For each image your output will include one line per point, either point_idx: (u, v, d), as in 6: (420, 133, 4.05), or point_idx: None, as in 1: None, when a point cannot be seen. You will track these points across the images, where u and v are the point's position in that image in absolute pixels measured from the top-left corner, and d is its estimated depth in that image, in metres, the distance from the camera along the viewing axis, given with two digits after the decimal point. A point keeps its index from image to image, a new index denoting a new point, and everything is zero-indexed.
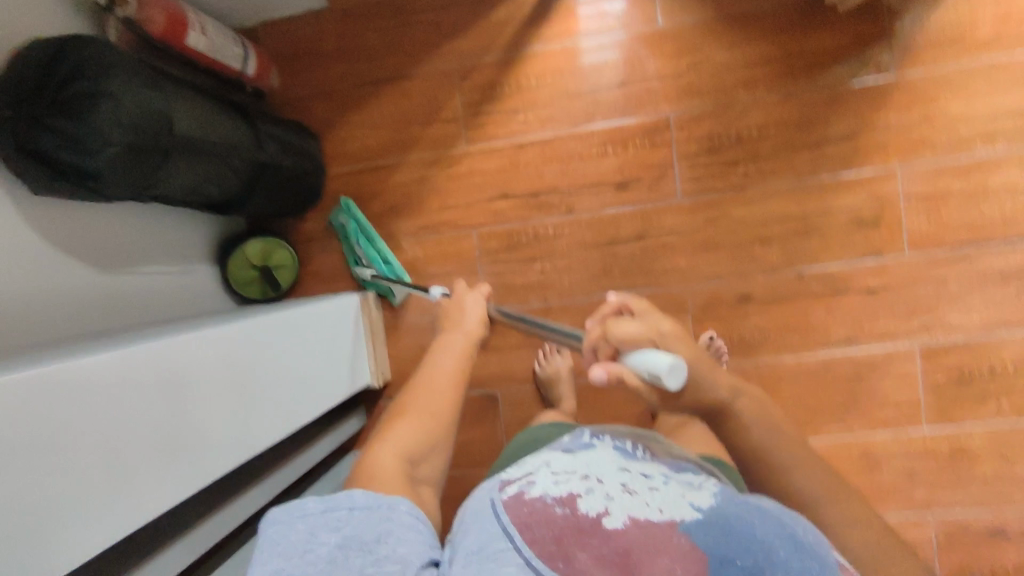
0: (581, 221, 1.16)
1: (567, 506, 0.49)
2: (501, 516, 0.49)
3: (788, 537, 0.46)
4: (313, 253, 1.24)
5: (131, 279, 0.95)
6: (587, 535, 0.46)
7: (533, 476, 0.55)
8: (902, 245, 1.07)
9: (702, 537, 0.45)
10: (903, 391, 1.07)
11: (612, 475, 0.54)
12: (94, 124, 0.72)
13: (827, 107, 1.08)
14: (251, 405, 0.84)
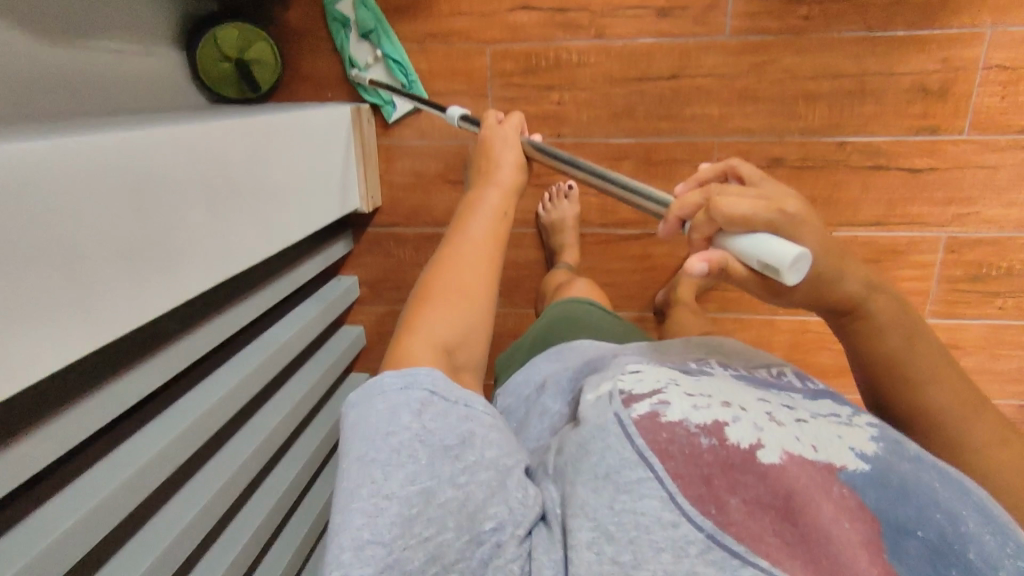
0: (611, 49, 1.00)
1: (715, 438, 0.47)
2: (637, 440, 0.47)
3: (969, 503, 0.45)
4: (299, 51, 1.08)
5: (84, 56, 0.82)
6: (737, 472, 0.45)
7: (665, 393, 0.52)
8: (963, 123, 0.96)
9: (872, 497, 0.44)
10: (917, 280, 1.03)
11: (750, 403, 0.52)
12: None
13: None
14: (232, 217, 0.77)
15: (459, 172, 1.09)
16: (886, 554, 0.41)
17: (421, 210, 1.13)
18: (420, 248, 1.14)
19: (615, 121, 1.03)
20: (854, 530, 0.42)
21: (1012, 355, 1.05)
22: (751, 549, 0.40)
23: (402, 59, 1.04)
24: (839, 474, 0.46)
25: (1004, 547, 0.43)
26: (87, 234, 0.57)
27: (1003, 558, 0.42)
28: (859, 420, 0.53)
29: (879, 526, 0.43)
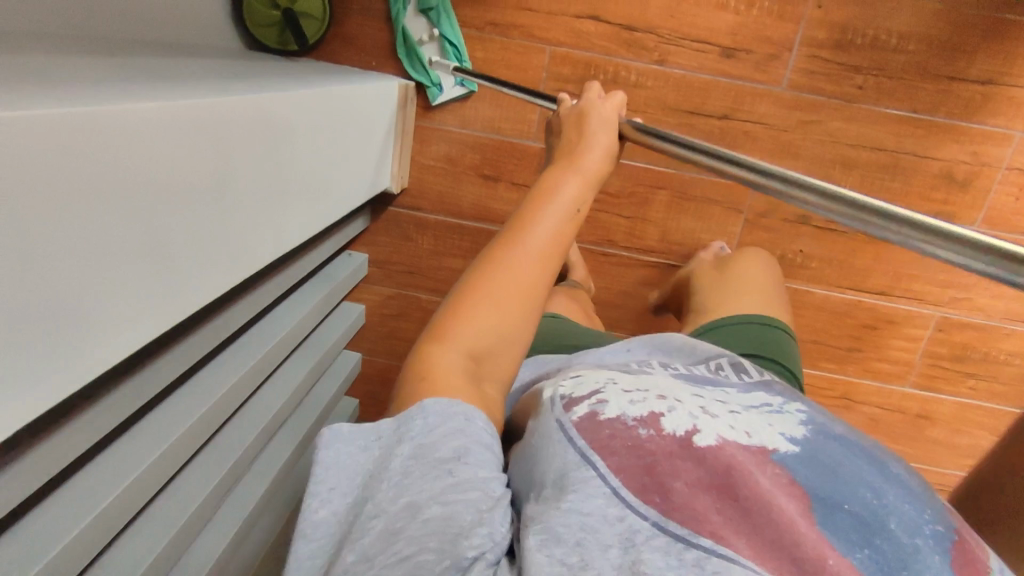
0: (670, 78, 1.00)
1: (653, 428, 0.44)
2: (578, 441, 0.43)
3: (890, 478, 0.42)
4: (348, 12, 1.02)
5: None
6: (676, 459, 0.41)
7: (603, 390, 0.48)
8: (978, 216, 1.02)
9: (803, 476, 0.41)
10: (904, 350, 1.11)
11: (686, 396, 0.49)
12: None
13: (981, 38, 0.93)
14: (286, 198, 0.70)
15: (495, 167, 1.07)
16: (817, 525, 0.38)
17: (447, 199, 1.10)
18: (439, 236, 1.12)
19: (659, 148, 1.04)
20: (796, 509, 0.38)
21: (974, 431, 1.14)
22: (693, 532, 0.36)
23: (458, 42, 1.00)
24: (771, 455, 0.43)
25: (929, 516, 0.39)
26: (163, 209, 0.50)
27: (926, 524, 0.39)
28: (792, 407, 0.51)
29: (808, 502, 0.39)
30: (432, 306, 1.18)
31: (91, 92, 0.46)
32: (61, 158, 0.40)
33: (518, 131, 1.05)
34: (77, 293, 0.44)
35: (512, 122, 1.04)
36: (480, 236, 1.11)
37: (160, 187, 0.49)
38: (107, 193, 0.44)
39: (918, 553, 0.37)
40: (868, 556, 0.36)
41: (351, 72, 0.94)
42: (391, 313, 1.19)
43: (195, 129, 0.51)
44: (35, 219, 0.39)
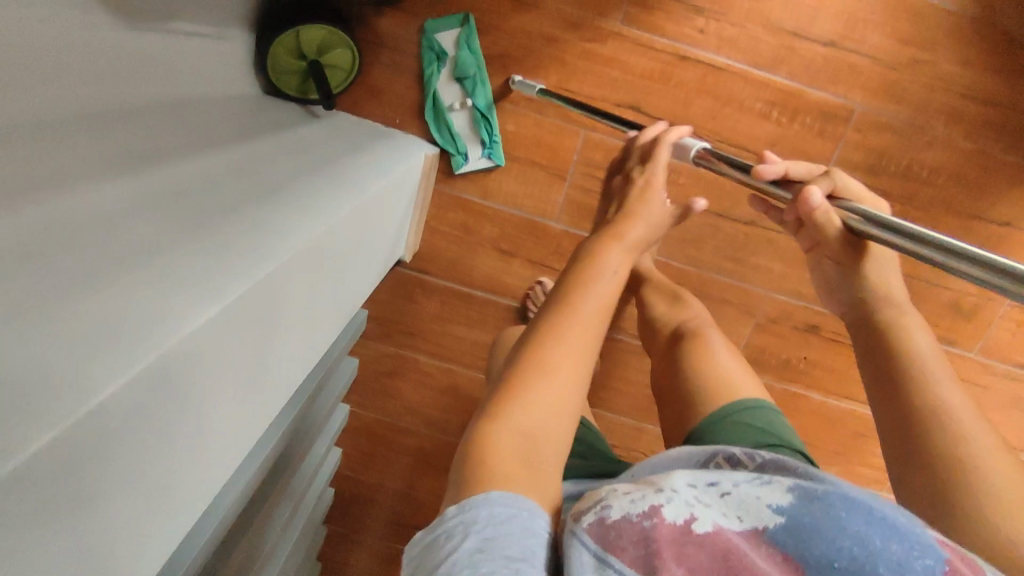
0: (703, 179, 0.98)
1: (656, 518, 0.41)
2: (589, 545, 0.40)
3: (882, 520, 0.39)
4: (375, 65, 0.94)
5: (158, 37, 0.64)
6: (678, 547, 0.39)
7: (608, 498, 0.45)
8: (976, 345, 1.05)
9: (791, 547, 0.39)
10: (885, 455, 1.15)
11: (681, 478, 0.46)
12: None
13: (1008, 182, 0.95)
14: (313, 316, 0.65)
15: (512, 242, 1.03)
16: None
17: (458, 266, 1.06)
18: (445, 302, 1.08)
19: (682, 244, 1.02)
20: None
21: None
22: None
23: (491, 116, 0.95)
24: (760, 536, 0.41)
25: (918, 550, 0.37)
26: (222, 387, 0.44)
27: (919, 559, 0.37)
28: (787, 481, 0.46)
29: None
30: (430, 367, 1.14)
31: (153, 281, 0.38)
32: (134, 411, 0.34)
33: (540, 210, 1.01)
34: (135, 520, 0.38)
35: (536, 200, 1.00)
36: (489, 307, 1.08)
37: (223, 369, 0.43)
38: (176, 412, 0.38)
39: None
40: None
41: (378, 142, 0.88)
42: (385, 370, 1.15)
43: (259, 300, 0.46)
44: (96, 489, 0.33)
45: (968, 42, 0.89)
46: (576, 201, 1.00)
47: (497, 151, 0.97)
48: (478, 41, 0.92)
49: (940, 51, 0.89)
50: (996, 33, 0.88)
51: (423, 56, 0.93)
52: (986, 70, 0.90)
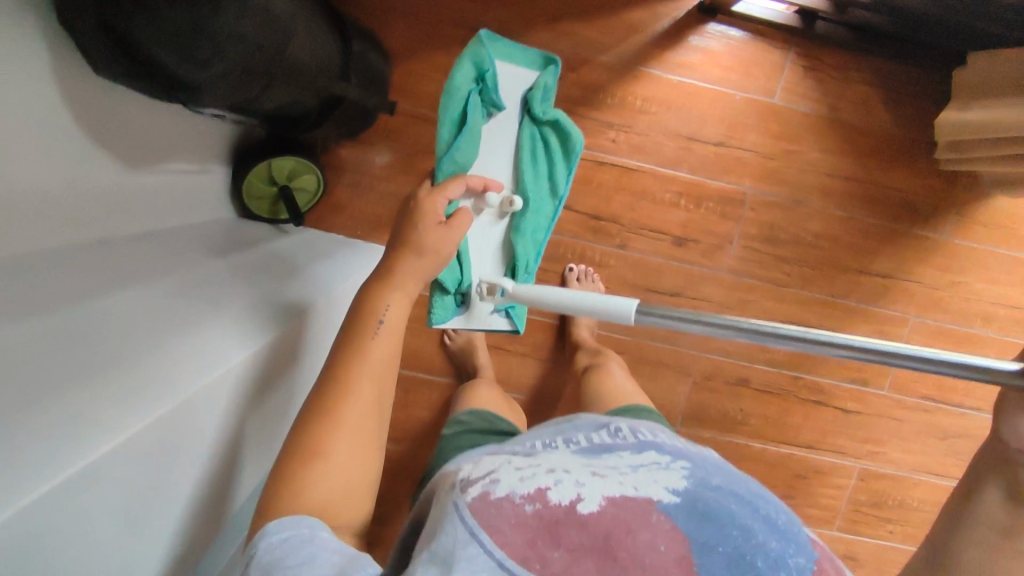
0: (629, 260, 1.13)
1: (539, 502, 0.52)
2: (468, 519, 0.49)
3: (759, 524, 0.54)
4: (338, 183, 1.09)
5: (149, 178, 0.77)
6: (562, 526, 0.50)
7: (495, 473, 0.56)
8: (886, 382, 1.20)
9: (682, 521, 0.52)
10: (831, 497, 1.25)
11: (576, 465, 0.57)
12: (214, 36, 0.54)
13: (879, 241, 1.13)
14: (230, 434, 0.61)
15: None
16: (696, 568, 0.49)
17: (419, 355, 1.16)
18: (410, 389, 1.17)
19: (616, 316, 1.16)
20: (670, 549, 0.50)
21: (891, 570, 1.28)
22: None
23: (529, 231, 0.84)
24: (655, 505, 0.53)
25: (789, 548, 0.53)
26: (164, 463, 0.50)
27: (790, 556, 0.52)
28: (675, 464, 0.59)
29: (688, 545, 0.50)
30: (397, 457, 1.18)
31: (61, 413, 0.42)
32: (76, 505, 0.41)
33: None
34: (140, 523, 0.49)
35: None
36: (448, 388, 1.17)
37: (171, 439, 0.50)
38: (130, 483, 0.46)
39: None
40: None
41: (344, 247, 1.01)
42: None
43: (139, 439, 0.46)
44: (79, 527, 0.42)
45: (829, 133, 1.09)
46: None
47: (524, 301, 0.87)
48: (573, 125, 0.84)
49: (809, 143, 1.09)
50: (852, 124, 1.09)
51: (462, 86, 0.75)
52: (843, 154, 1.10)
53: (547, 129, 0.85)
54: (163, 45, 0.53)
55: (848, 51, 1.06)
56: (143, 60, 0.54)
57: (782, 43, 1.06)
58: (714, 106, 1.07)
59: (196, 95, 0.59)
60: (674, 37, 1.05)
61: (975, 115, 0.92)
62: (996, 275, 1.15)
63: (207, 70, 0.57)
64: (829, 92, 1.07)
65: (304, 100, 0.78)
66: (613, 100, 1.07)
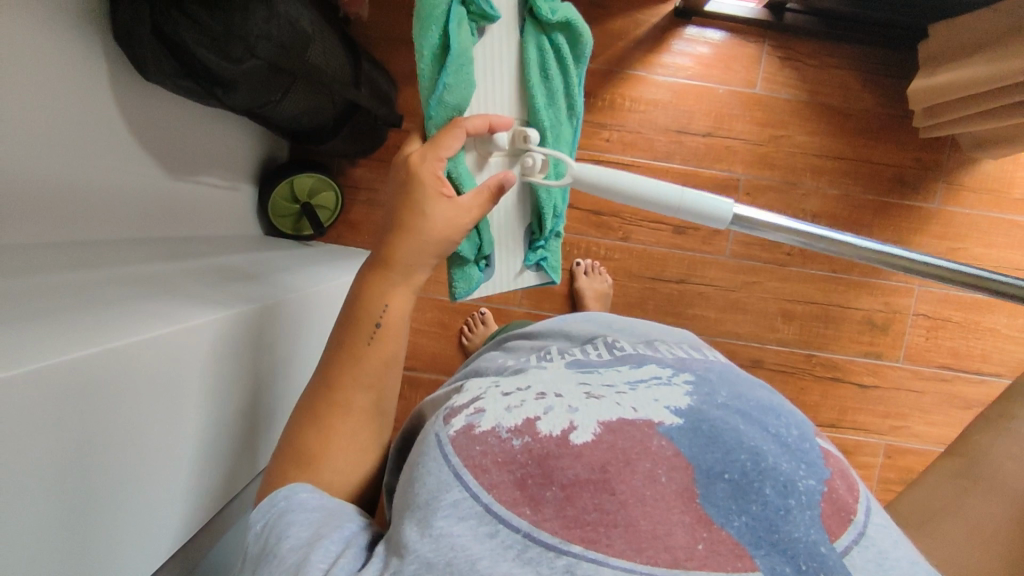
0: (633, 251, 1.19)
1: (528, 436, 0.38)
2: (452, 458, 0.38)
3: (775, 439, 0.40)
4: (355, 201, 1.17)
5: (190, 187, 0.86)
6: (554, 460, 0.37)
7: (480, 400, 0.43)
8: (900, 354, 1.21)
9: (687, 445, 0.38)
10: (862, 477, 1.24)
11: (568, 388, 0.45)
12: (245, 31, 0.65)
13: (873, 215, 1.17)
14: (229, 395, 0.62)
15: (485, 308, 1.19)
16: (699, 502, 0.35)
17: (439, 359, 1.20)
18: (432, 392, 1.20)
19: (626, 308, 1.20)
20: (671, 480, 0.36)
21: None
22: (565, 538, 0.34)
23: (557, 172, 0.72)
24: (656, 429, 0.39)
25: (803, 469, 0.38)
26: (170, 399, 0.51)
27: (801, 480, 0.37)
28: (682, 378, 0.46)
29: (692, 474, 0.36)
30: None
31: (94, 322, 0.46)
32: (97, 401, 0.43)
33: (504, 298, 1.19)
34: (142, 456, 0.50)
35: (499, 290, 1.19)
36: None
37: (179, 371, 0.52)
38: (143, 400, 0.48)
39: (790, 515, 0.35)
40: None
41: (340, 258, 1.04)
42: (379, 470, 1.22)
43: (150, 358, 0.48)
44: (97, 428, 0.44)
45: (812, 115, 1.16)
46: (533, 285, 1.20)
47: (553, 246, 0.85)
48: (587, 30, 0.72)
49: (793, 126, 1.16)
50: (832, 106, 1.16)
51: None
52: (827, 134, 1.16)
53: (557, 38, 0.71)
54: (208, 50, 0.65)
55: (818, 39, 1.14)
56: (189, 63, 0.67)
57: (757, 37, 1.14)
58: (699, 100, 1.15)
59: (231, 93, 0.72)
60: (654, 41, 1.14)
61: (942, 78, 0.98)
62: (994, 240, 1.18)
63: (237, 67, 0.68)
64: (806, 78, 1.15)
65: (319, 109, 0.91)
66: (605, 103, 1.15)
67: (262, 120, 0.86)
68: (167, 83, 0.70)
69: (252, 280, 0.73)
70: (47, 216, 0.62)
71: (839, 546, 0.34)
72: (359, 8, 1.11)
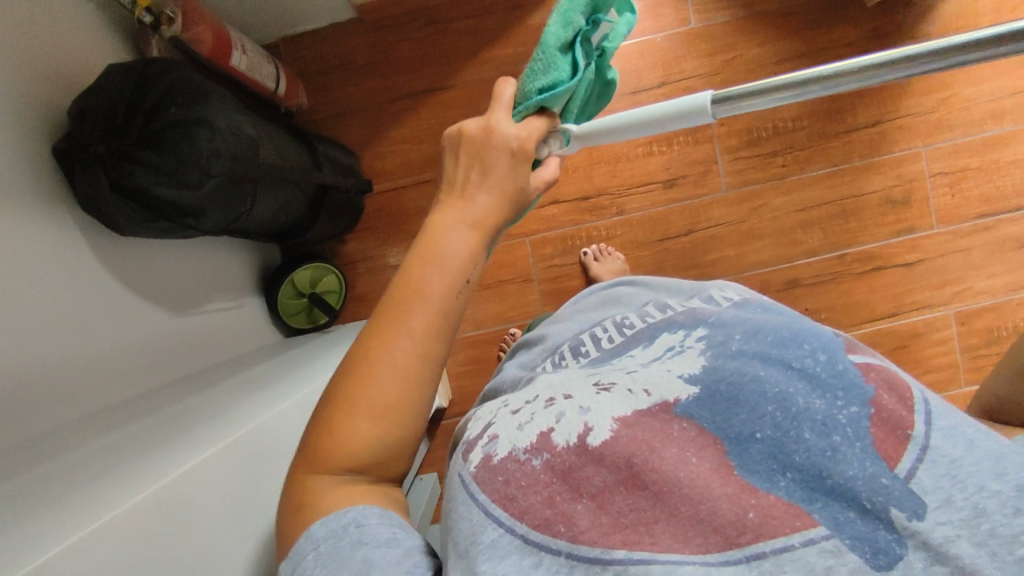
0: (633, 221, 1.18)
1: (546, 452, 0.42)
2: (478, 495, 0.42)
3: (799, 374, 0.43)
4: (357, 275, 1.20)
5: (201, 318, 0.88)
6: (577, 472, 0.41)
7: (492, 427, 0.47)
8: (932, 219, 1.17)
9: (708, 418, 0.42)
10: (944, 355, 1.18)
11: (579, 383, 0.48)
12: (195, 155, 0.69)
13: (850, 96, 1.16)
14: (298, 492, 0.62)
15: (515, 327, 1.18)
16: (738, 473, 0.39)
17: None
18: None
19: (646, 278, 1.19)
20: (704, 459, 0.40)
21: None
22: (605, 546, 0.38)
23: None
24: (674, 411, 0.43)
25: (842, 399, 0.41)
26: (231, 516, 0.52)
27: (843, 411, 0.40)
28: (696, 336, 0.49)
29: (723, 447, 0.41)
30: None
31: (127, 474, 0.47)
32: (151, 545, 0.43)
33: (528, 312, 1.19)
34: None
35: (521, 306, 1.19)
36: None
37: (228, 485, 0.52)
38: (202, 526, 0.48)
39: (838, 453, 0.38)
40: (859, 518, 0.37)
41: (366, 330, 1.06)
42: None
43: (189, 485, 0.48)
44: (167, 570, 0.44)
45: (754, 28, 1.14)
46: (550, 289, 1.19)
47: None
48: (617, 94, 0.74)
49: (741, 44, 1.15)
50: (772, 10, 1.14)
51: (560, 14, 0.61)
52: (777, 39, 1.15)
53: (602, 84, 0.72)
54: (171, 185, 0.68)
55: None
56: (157, 208, 0.70)
57: None
58: (642, 55, 1.15)
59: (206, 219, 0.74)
60: None
61: None
62: (981, 74, 1.14)
63: (202, 191, 0.70)
64: None
65: (291, 204, 0.94)
66: None
67: (241, 233, 0.89)
68: (143, 231, 0.73)
69: (282, 380, 0.75)
70: (62, 395, 0.62)
71: (902, 472, 0.38)
72: (296, 98, 1.16)
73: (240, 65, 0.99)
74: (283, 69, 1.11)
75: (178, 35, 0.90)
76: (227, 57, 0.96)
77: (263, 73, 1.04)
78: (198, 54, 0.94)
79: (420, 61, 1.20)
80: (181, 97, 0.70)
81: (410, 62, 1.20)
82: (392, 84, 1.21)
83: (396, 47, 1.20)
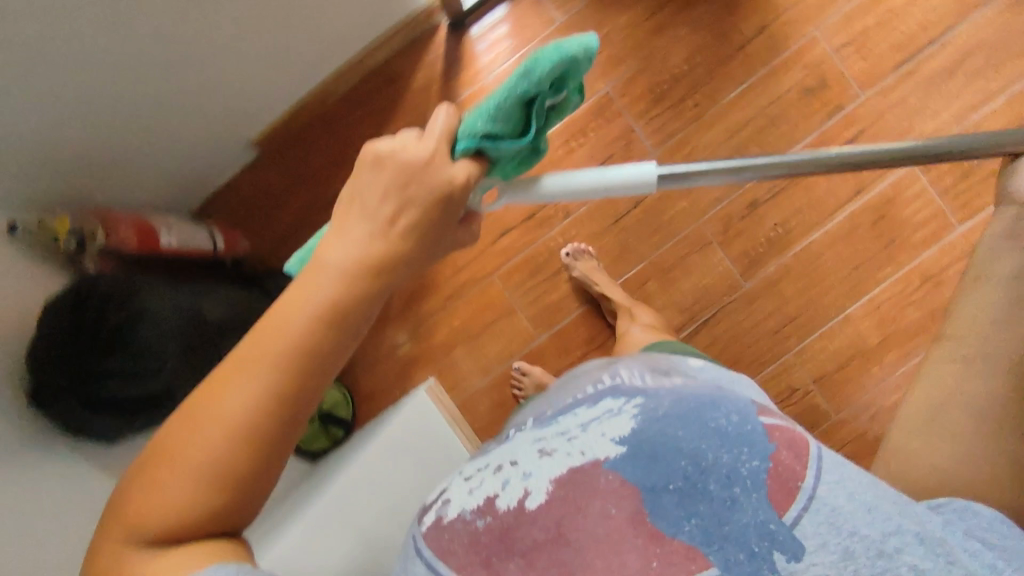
0: (581, 217, 1.19)
1: (489, 515, 0.49)
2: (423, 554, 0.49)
3: (715, 431, 0.49)
4: (358, 377, 1.22)
5: None
6: (513, 531, 0.48)
7: (447, 492, 0.55)
8: (856, 89, 1.17)
9: (631, 470, 0.48)
10: (926, 207, 1.15)
11: (528, 446, 0.55)
12: (143, 346, 0.73)
13: (727, 16, 1.17)
14: None
15: (517, 360, 1.19)
16: (650, 520, 0.46)
17: None
18: None
19: (616, 262, 1.20)
20: (622, 508, 0.47)
21: None
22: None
23: None
24: (603, 464, 0.49)
25: (749, 454, 0.48)
26: None
27: (745, 464, 0.47)
28: (635, 401, 0.55)
29: (639, 495, 0.47)
30: None
31: None
32: None
33: (524, 342, 1.20)
34: None
35: (515, 339, 1.20)
36: None
37: None
38: None
39: (737, 502, 0.45)
40: (747, 558, 0.43)
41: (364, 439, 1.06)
42: None
43: None
44: None
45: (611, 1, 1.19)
46: (535, 313, 1.20)
47: None
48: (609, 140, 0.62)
49: (607, 20, 1.20)
50: None
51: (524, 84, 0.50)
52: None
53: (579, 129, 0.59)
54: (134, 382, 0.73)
55: None
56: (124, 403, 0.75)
57: None
58: None
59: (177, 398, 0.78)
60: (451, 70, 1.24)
61: None
62: None
63: (162, 376, 0.75)
64: None
65: None
66: None
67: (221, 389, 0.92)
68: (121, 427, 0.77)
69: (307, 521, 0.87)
70: None
71: (789, 519, 0.45)
72: (239, 246, 1.22)
73: (171, 242, 1.03)
74: (216, 227, 1.17)
75: (105, 244, 0.94)
76: (156, 242, 1.01)
77: (198, 239, 1.10)
78: (128, 252, 0.98)
79: (333, 164, 1.26)
80: (114, 299, 0.74)
81: (326, 169, 1.26)
82: (319, 195, 1.26)
83: (308, 161, 1.26)
